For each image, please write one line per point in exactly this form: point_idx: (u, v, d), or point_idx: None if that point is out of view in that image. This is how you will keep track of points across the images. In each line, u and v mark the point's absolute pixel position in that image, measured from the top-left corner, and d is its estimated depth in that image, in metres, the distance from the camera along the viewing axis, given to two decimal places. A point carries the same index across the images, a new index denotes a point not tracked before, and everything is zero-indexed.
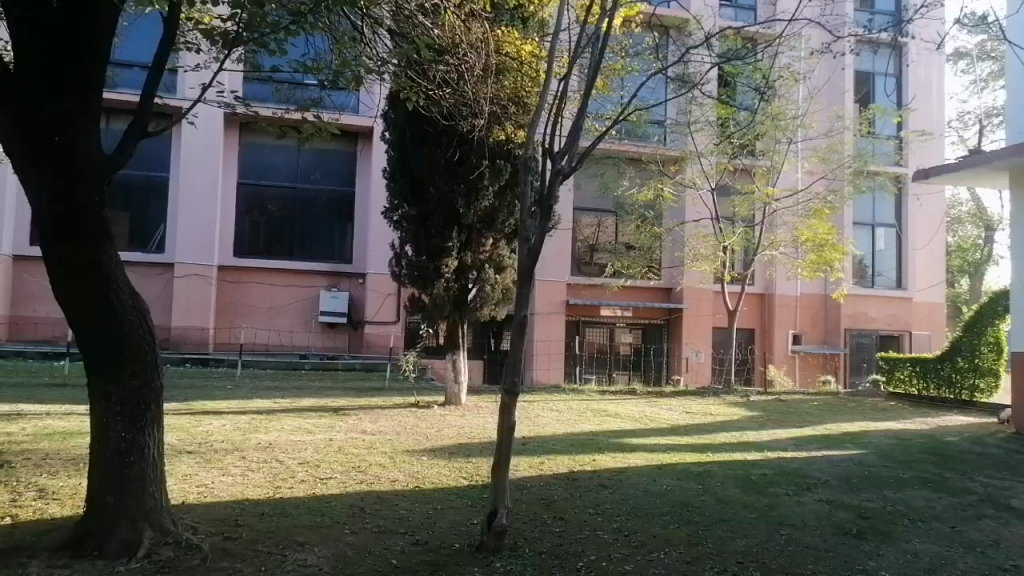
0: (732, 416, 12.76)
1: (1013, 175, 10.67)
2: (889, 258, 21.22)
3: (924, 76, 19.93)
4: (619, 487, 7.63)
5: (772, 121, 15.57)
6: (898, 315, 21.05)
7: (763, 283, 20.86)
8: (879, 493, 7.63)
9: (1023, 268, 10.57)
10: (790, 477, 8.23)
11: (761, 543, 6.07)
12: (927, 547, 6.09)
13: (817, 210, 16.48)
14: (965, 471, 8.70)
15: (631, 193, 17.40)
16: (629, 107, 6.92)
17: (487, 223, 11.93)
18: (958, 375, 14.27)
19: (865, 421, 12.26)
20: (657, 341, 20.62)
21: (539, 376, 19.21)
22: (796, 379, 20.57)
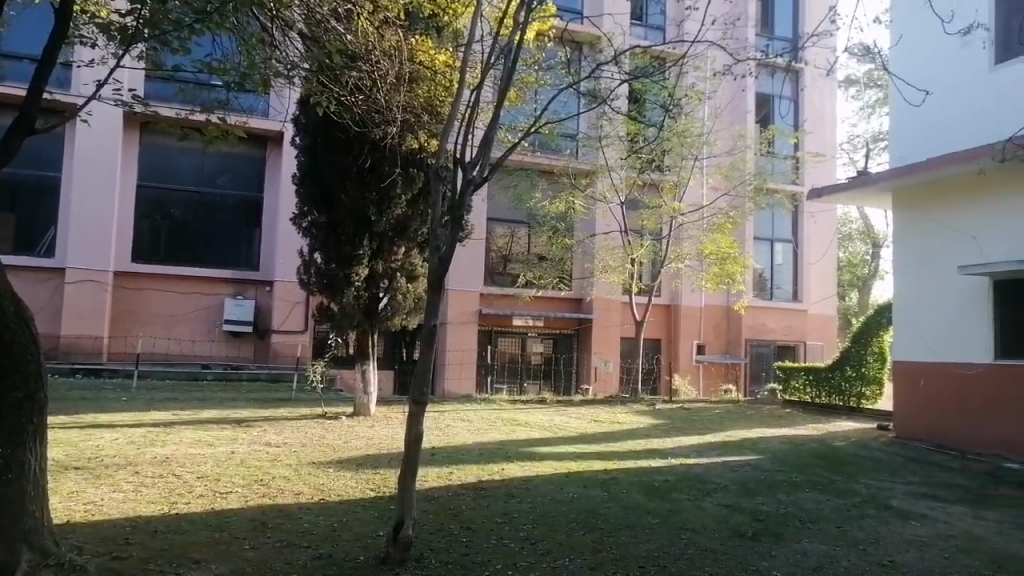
0: (638, 424, 13.07)
1: (897, 196, 11.40)
2: (786, 272, 22.28)
3: (818, 101, 21.09)
4: (527, 496, 7.68)
5: (679, 137, 16.10)
6: (794, 326, 22.12)
7: (669, 295, 21.40)
8: (773, 496, 7.98)
9: (902, 284, 11.30)
10: (690, 483, 8.51)
11: (663, 547, 6.25)
12: (815, 546, 6.41)
13: (721, 225, 17.15)
14: (851, 473, 9.21)
15: (543, 205, 17.67)
16: (541, 119, 7.08)
17: (400, 231, 11.84)
18: (846, 383, 15.16)
19: (762, 428, 12.80)
20: (567, 350, 20.92)
21: (451, 385, 19.20)
22: (699, 388, 21.30)
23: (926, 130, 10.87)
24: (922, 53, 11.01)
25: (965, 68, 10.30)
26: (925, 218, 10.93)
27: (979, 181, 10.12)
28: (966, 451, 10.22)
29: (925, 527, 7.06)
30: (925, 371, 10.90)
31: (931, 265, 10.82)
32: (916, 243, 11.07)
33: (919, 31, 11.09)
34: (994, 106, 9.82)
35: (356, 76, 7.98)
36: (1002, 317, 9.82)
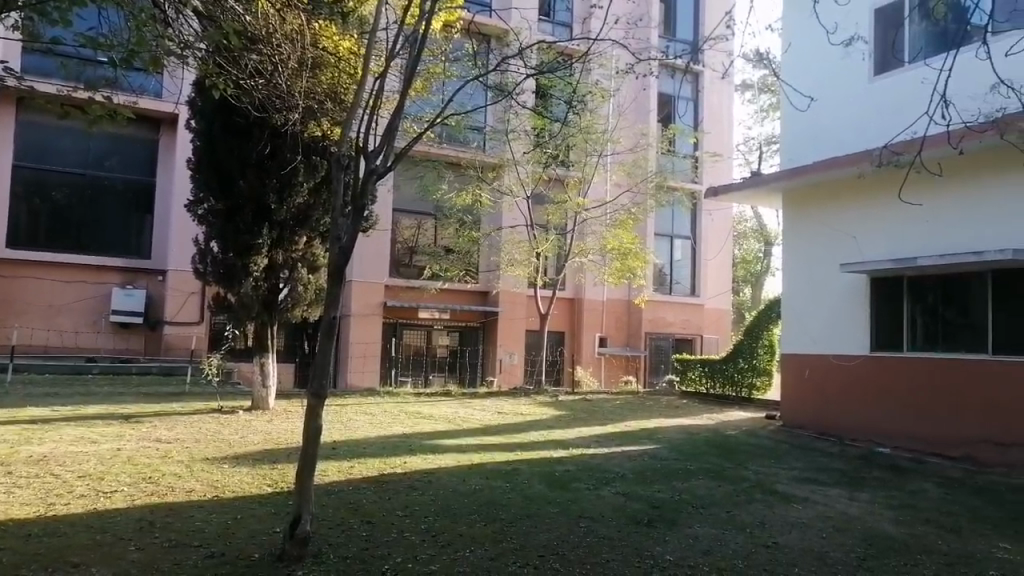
0: (541, 415, 13.26)
1: (786, 196, 11.97)
2: (684, 268, 23.02)
3: (716, 103, 21.91)
4: (429, 489, 7.67)
5: (583, 133, 16.39)
6: (691, 320, 22.94)
7: (573, 288, 21.73)
8: (668, 484, 8.27)
9: (791, 281, 11.88)
10: (590, 472, 8.70)
11: (562, 536, 6.37)
12: (705, 531, 6.69)
13: (623, 221, 17.54)
14: (741, 461, 9.65)
15: (449, 196, 17.77)
16: (448, 110, 7.04)
17: (302, 221, 11.55)
18: (738, 374, 15.85)
19: (659, 418, 13.23)
20: (473, 343, 20.96)
21: (354, 379, 18.96)
22: (601, 379, 21.76)
23: (814, 134, 11.43)
24: (808, 61, 11.62)
25: (845, 79, 10.94)
26: (812, 218, 11.51)
27: (859, 183, 10.75)
28: (844, 438, 10.88)
29: (805, 510, 7.49)
30: (808, 363, 11.52)
31: (816, 263, 11.43)
32: (804, 241, 11.65)
33: (807, 41, 11.65)
34: (871, 114, 10.47)
35: (256, 59, 7.70)
36: (878, 312, 10.50)
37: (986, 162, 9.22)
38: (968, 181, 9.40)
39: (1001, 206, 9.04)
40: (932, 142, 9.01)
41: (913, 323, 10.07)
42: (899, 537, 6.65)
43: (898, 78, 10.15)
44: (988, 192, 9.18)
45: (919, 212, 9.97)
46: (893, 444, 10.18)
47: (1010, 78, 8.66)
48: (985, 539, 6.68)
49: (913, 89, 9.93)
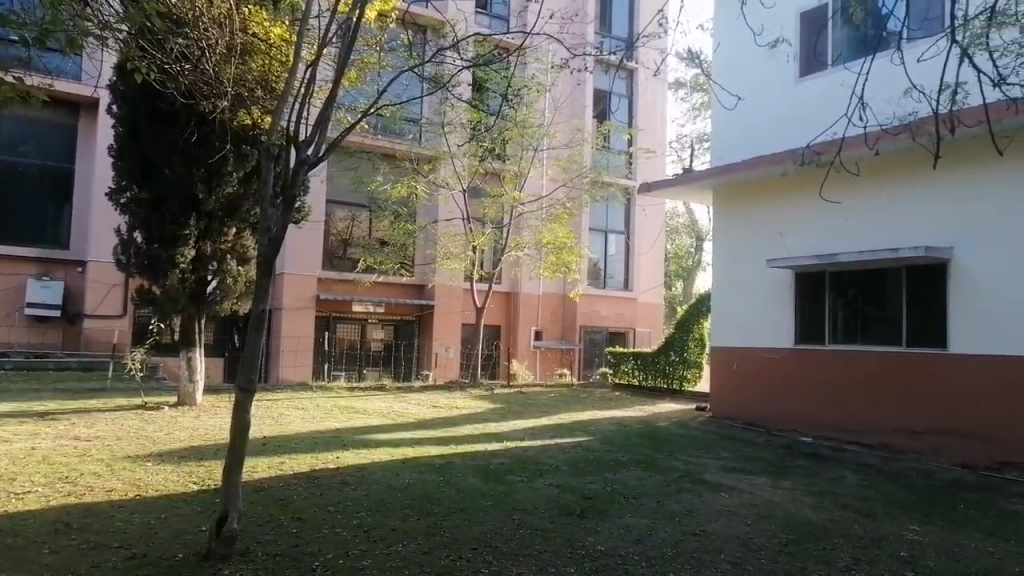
0: (476, 409, 13.28)
1: (716, 193, 12.25)
2: (618, 262, 23.32)
3: (650, 100, 22.25)
4: (361, 484, 7.59)
5: (518, 127, 16.44)
6: (625, 314, 23.31)
7: (509, 282, 21.85)
8: (600, 475, 8.40)
9: (721, 275, 12.17)
10: (524, 465, 8.77)
11: (495, 529, 6.40)
12: (636, 520, 6.82)
13: (558, 215, 17.63)
14: (672, 451, 9.87)
15: (384, 188, 17.59)
16: (380, 101, 6.94)
17: (231, 212, 11.23)
18: (669, 367, 16.18)
19: (592, 410, 13.42)
20: (409, 337, 20.82)
21: (285, 373, 18.61)
22: (536, 373, 21.93)
23: (743, 133, 11.70)
24: (736, 61, 11.89)
25: (772, 80, 11.27)
26: (741, 215, 11.84)
27: (785, 182, 11.08)
28: (769, 428, 11.25)
29: (732, 498, 7.72)
30: (736, 356, 11.85)
31: (744, 259, 11.76)
32: (732, 237, 11.96)
33: (736, 42, 11.90)
34: (796, 114, 10.80)
35: (182, 43, 7.45)
36: (802, 307, 10.88)
37: (902, 163, 9.62)
38: (887, 181, 9.78)
39: (916, 205, 9.47)
40: (851, 143, 9.38)
41: (835, 317, 10.45)
42: (818, 522, 6.91)
43: (821, 81, 10.51)
44: (905, 191, 9.58)
45: (842, 209, 10.35)
46: (815, 433, 10.58)
47: (923, 82, 9.07)
48: (898, 522, 7.02)
49: (835, 91, 10.30)
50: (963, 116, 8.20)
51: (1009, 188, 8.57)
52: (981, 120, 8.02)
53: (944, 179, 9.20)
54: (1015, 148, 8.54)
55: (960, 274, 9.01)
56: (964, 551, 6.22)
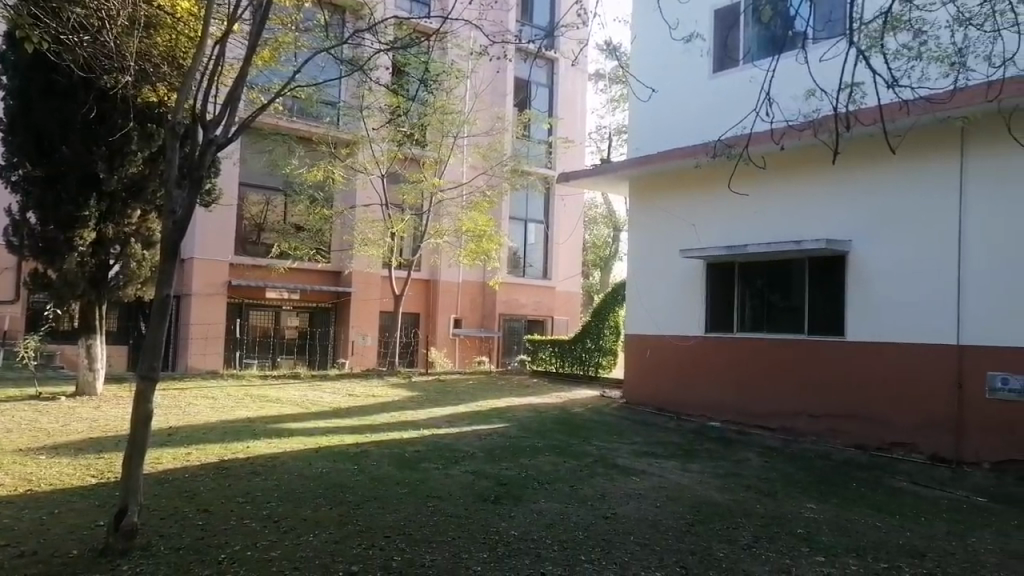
0: (393, 397, 13.16)
1: (632, 184, 12.48)
2: (536, 251, 23.50)
3: (570, 90, 22.43)
4: (273, 474, 7.41)
5: (437, 113, 16.29)
6: (543, 302, 23.53)
7: (428, 270, 21.76)
8: (516, 461, 8.47)
9: (635, 264, 12.44)
10: (440, 452, 8.77)
11: (410, 516, 6.37)
12: (549, 505, 6.91)
13: (477, 203, 17.59)
14: (586, 437, 10.04)
15: (299, 172, 17.19)
16: (293, 83, 6.74)
17: (136, 194, 10.72)
18: (586, 354, 16.44)
19: (509, 398, 13.51)
20: (325, 325, 20.42)
21: (194, 361, 18.07)
22: (455, 360, 21.92)
23: (660, 125, 11.92)
24: (653, 54, 12.11)
25: (686, 74, 11.53)
26: (655, 206, 12.11)
27: (698, 174, 11.40)
28: (680, 413, 11.59)
29: (642, 481, 7.92)
30: (650, 344, 12.15)
31: (658, 248, 12.05)
32: (647, 227, 12.22)
33: (653, 35, 12.07)
34: (710, 108, 11.09)
35: (81, 13, 7.04)
36: (712, 296, 11.24)
37: (806, 158, 10.04)
38: (792, 174, 10.19)
39: (819, 199, 9.90)
40: (758, 138, 9.72)
41: (743, 306, 10.84)
42: (723, 503, 7.18)
43: (732, 76, 10.84)
44: (809, 185, 10.01)
45: (749, 202, 10.73)
46: (723, 418, 10.97)
47: (826, 81, 9.49)
48: (796, 501, 7.36)
49: (745, 87, 10.65)
50: (861, 115, 8.64)
51: (902, 184, 9.08)
52: (877, 119, 8.46)
53: (844, 173, 9.65)
54: (908, 145, 9.04)
55: (857, 266, 9.49)
56: (855, 527, 6.58)
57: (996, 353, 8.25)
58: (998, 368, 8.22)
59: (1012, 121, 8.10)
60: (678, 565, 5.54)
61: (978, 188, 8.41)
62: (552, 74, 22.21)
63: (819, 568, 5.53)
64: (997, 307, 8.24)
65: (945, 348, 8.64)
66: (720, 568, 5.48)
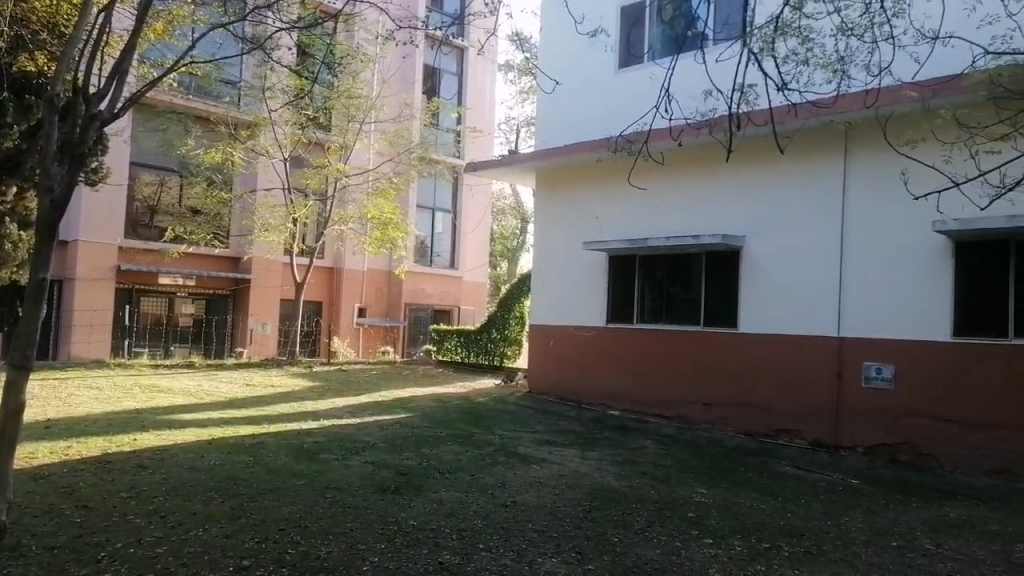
0: (293, 387, 12.85)
1: (538, 176, 12.59)
2: (444, 240, 23.38)
3: (479, 80, 22.38)
4: (161, 467, 7.10)
5: (342, 97, 15.92)
6: (449, 292, 23.47)
7: (333, 258, 21.29)
8: (417, 451, 8.43)
9: (540, 255, 12.57)
10: (340, 443, 8.63)
11: (306, 508, 6.24)
12: (450, 494, 6.92)
13: (383, 190, 17.35)
14: (488, 426, 10.11)
15: (196, 153, 16.49)
16: (184, 58, 6.52)
17: (12, 169, 9.97)
18: (491, 344, 16.51)
19: (412, 387, 13.42)
20: (221, 312, 19.68)
21: (77, 349, 17.00)
22: (358, 350, 21.61)
23: (565, 118, 12.04)
24: (559, 48, 12.21)
25: (591, 69, 11.71)
26: (559, 198, 12.27)
27: (601, 168, 11.61)
28: (581, 403, 11.81)
29: (542, 469, 8.04)
30: (553, 334, 12.31)
31: (563, 240, 12.21)
32: (552, 219, 12.37)
33: (559, 29, 12.17)
34: (613, 104, 11.31)
35: None
36: (614, 288, 11.50)
37: (704, 156, 10.38)
38: (690, 170, 10.52)
39: (715, 196, 10.27)
40: (658, 135, 9.97)
41: (643, 297, 11.12)
42: (619, 489, 7.39)
43: (635, 74, 11.10)
44: (706, 182, 10.36)
45: (649, 197, 11.03)
46: (622, 406, 11.26)
47: (722, 81, 9.84)
48: (688, 486, 7.65)
49: (648, 85, 10.92)
50: (754, 115, 9.01)
51: (792, 183, 9.53)
52: (768, 121, 8.85)
53: (738, 171, 10.05)
54: (796, 146, 9.49)
55: (749, 260, 9.93)
56: (741, 509, 6.90)
57: (872, 345, 8.80)
58: (873, 359, 8.77)
59: (888, 127, 8.63)
60: (575, 550, 5.65)
61: (858, 189, 8.93)
62: (462, 63, 22.12)
63: (707, 549, 5.77)
64: (874, 302, 8.78)
65: (826, 339, 9.16)
66: (614, 552, 5.63)
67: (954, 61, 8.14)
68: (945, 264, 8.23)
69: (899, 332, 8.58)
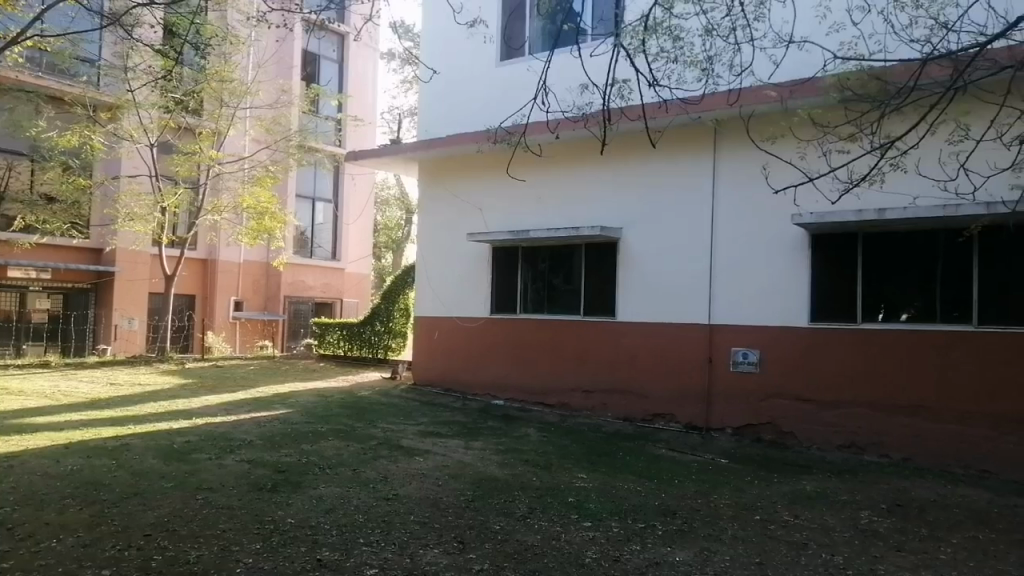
0: (162, 385, 12.19)
1: (422, 166, 12.46)
2: (325, 231, 22.80)
3: (361, 67, 21.94)
4: (8, 475, 6.56)
5: (213, 80, 15.09)
6: (331, 284, 22.93)
7: (205, 248, 20.34)
8: (297, 447, 8.20)
9: (425, 247, 12.48)
10: (213, 442, 8.26)
11: (175, 511, 5.93)
12: (330, 490, 6.77)
13: (259, 178, 16.65)
14: (371, 420, 9.95)
15: (50, 136, 15.30)
16: (24, 36, 6.02)
17: None
18: (375, 337, 16.24)
19: (292, 383, 13.04)
20: (82, 307, 18.37)
21: None
22: (235, 345, 20.76)
23: (448, 108, 11.96)
24: (439, 36, 12.11)
25: (471, 60, 11.72)
26: (442, 189, 12.23)
27: (483, 159, 11.65)
28: (467, 394, 11.84)
29: (426, 461, 8.02)
30: (438, 326, 12.26)
31: (448, 232, 12.17)
32: (436, 210, 12.30)
33: (439, 19, 12.10)
34: (494, 94, 11.38)
35: None
36: (497, 279, 11.58)
37: (583, 149, 10.62)
38: (568, 164, 10.75)
39: (594, 188, 10.53)
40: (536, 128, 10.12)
41: (526, 289, 11.27)
42: (502, 478, 7.47)
43: (516, 66, 11.21)
44: (585, 174, 10.60)
45: (530, 188, 11.18)
46: (506, 396, 11.37)
47: (598, 75, 10.09)
48: (569, 472, 7.84)
49: (526, 78, 11.07)
50: (628, 111, 9.31)
51: (665, 176, 9.91)
52: (641, 116, 9.17)
53: (615, 165, 10.34)
54: (668, 141, 9.88)
55: (626, 251, 10.25)
56: (619, 492, 7.14)
57: (739, 332, 9.30)
58: (739, 345, 9.28)
59: (751, 125, 9.14)
60: (456, 540, 5.66)
61: (726, 184, 9.40)
62: (342, 50, 21.61)
63: (585, 532, 5.93)
64: (740, 290, 9.28)
65: (697, 327, 9.61)
66: (495, 539, 5.69)
67: (807, 64, 8.70)
68: (804, 254, 8.81)
69: (762, 318, 9.11)
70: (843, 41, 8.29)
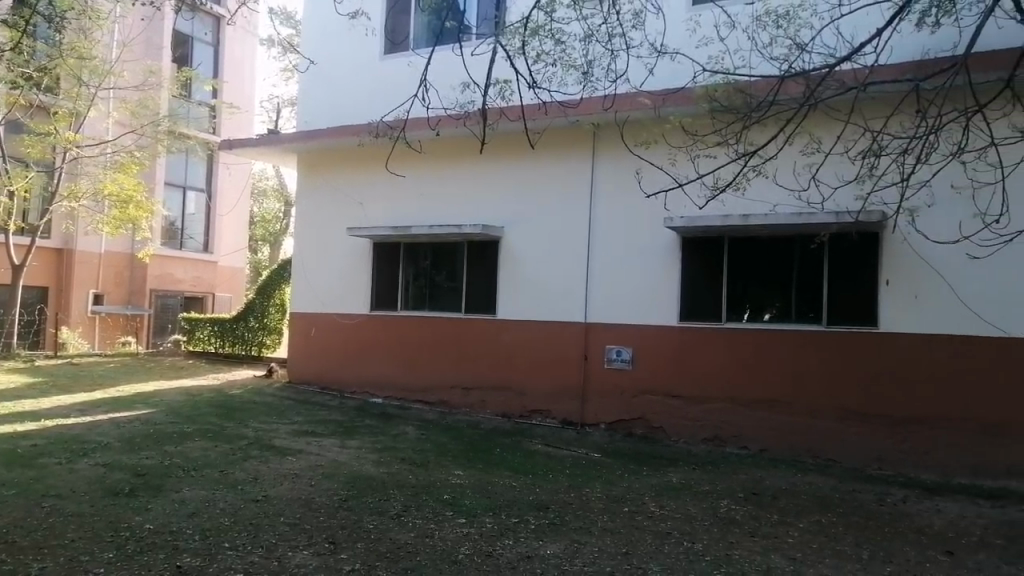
0: (6, 384, 11.22)
1: (300, 157, 12.11)
2: (197, 222, 21.70)
3: (236, 52, 21.04)
4: None
5: (71, 57, 14.05)
6: (203, 277, 21.89)
7: (61, 238, 18.84)
8: (159, 449, 7.78)
9: (302, 240, 12.14)
10: (64, 445, 7.69)
11: (15, 522, 5.48)
12: (194, 493, 6.46)
13: (123, 164, 15.61)
14: (242, 419, 9.57)
15: None
16: None
17: None
18: (249, 333, 15.67)
19: (155, 381, 12.32)
20: None
21: None
22: (93, 341, 19.41)
23: (328, 98, 11.67)
24: (319, 25, 11.79)
25: (354, 51, 11.49)
26: (321, 181, 11.93)
27: (363, 152, 11.46)
28: (345, 392, 11.61)
29: (298, 461, 7.79)
30: (315, 322, 11.95)
31: (326, 226, 11.89)
32: (314, 203, 11.99)
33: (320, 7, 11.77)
34: (377, 88, 11.21)
35: None
36: (377, 275, 11.41)
37: (464, 146, 10.64)
38: (450, 160, 10.75)
39: (475, 186, 10.57)
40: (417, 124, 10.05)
41: (407, 285, 11.18)
42: (377, 477, 7.37)
43: (398, 61, 11.09)
44: (466, 172, 10.64)
45: (411, 184, 11.10)
46: (385, 394, 11.23)
47: (479, 74, 10.15)
48: (445, 469, 7.84)
49: (409, 73, 10.98)
50: (510, 111, 9.41)
51: (544, 176, 10.10)
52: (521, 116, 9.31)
53: (496, 164, 10.43)
54: (547, 142, 10.07)
55: (507, 249, 10.36)
56: (494, 488, 7.21)
57: (613, 330, 9.61)
58: (614, 343, 9.59)
59: (626, 130, 9.46)
60: (327, 541, 5.54)
61: (603, 186, 9.69)
62: (217, 33, 20.64)
63: (459, 529, 5.95)
64: (615, 290, 9.60)
65: (574, 325, 9.85)
66: (367, 539, 5.60)
67: (678, 74, 9.09)
68: (674, 256, 9.22)
69: (636, 317, 9.46)
70: (711, 54, 8.73)
